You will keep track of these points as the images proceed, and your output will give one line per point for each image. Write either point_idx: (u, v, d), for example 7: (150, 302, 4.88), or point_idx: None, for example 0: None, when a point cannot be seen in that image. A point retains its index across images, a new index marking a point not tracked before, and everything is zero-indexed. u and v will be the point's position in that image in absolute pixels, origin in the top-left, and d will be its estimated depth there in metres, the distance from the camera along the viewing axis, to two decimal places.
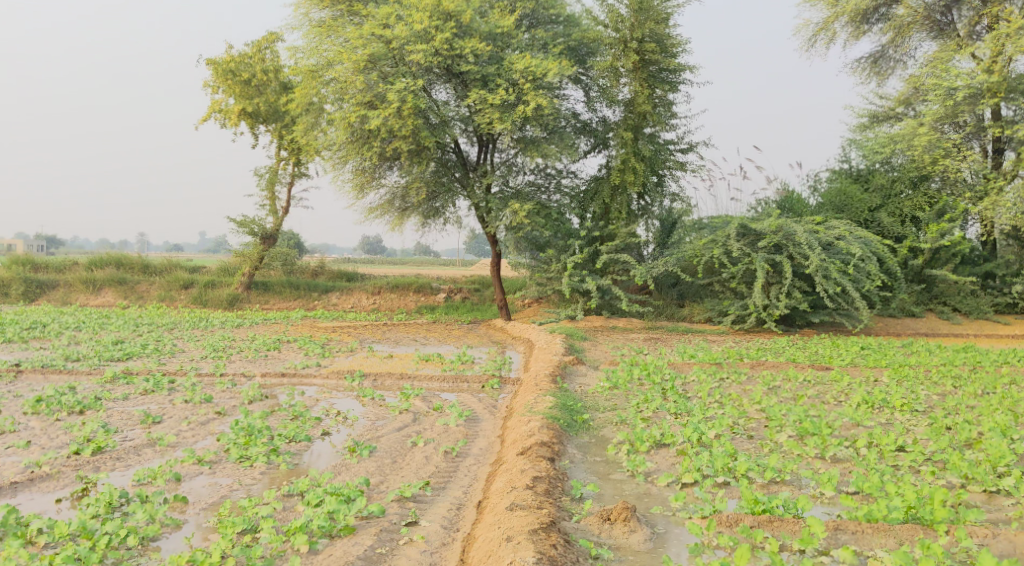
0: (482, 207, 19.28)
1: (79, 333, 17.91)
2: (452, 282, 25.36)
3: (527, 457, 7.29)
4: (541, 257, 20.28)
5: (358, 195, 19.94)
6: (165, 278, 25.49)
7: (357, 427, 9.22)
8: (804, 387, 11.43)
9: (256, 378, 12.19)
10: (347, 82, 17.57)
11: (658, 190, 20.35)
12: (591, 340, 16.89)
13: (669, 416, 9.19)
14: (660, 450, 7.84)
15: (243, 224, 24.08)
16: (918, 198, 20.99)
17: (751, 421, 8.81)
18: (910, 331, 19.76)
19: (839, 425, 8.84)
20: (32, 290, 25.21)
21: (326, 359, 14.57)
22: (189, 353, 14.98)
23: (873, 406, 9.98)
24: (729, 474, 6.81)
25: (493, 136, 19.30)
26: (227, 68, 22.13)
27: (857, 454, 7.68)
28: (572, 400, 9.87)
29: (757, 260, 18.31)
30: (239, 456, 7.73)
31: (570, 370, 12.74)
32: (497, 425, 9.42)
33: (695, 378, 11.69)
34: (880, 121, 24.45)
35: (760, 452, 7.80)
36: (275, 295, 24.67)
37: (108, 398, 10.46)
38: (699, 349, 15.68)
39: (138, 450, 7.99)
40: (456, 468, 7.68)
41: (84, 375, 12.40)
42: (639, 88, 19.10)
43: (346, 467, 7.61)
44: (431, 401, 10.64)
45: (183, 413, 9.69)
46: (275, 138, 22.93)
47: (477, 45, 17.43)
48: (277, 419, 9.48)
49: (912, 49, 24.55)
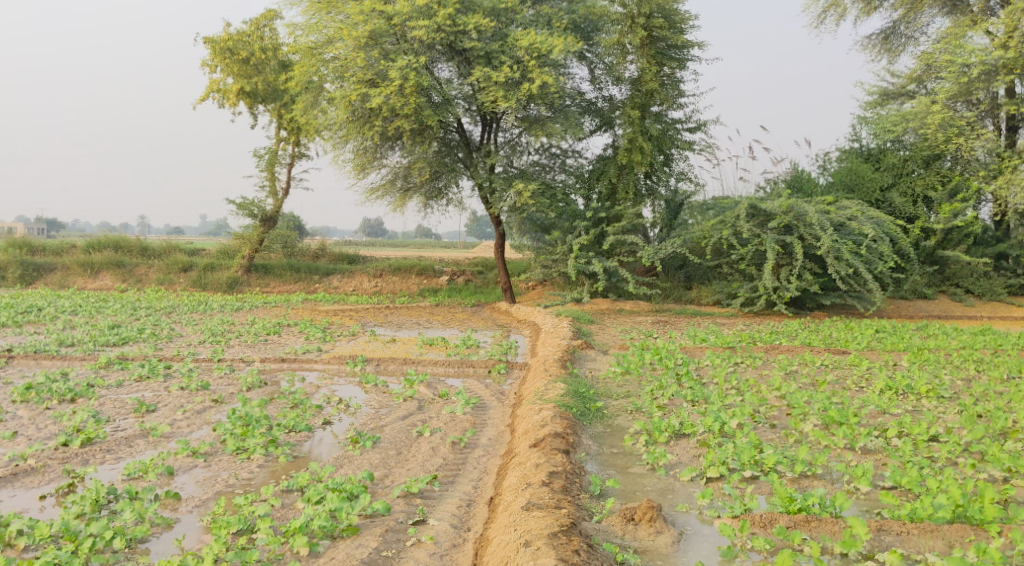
0: (485, 188, 18.81)
1: (75, 317, 17.50)
2: (454, 264, 24.96)
3: (540, 450, 6.88)
4: (547, 239, 19.83)
5: (358, 176, 19.47)
6: (163, 261, 25.05)
7: (360, 416, 8.84)
8: (823, 372, 11.04)
9: (256, 364, 11.81)
10: (347, 60, 17.05)
11: (665, 169, 19.83)
12: (598, 323, 16.47)
13: (687, 403, 8.78)
14: (680, 441, 7.45)
15: (242, 206, 23.64)
16: (930, 177, 20.54)
17: (773, 409, 8.41)
18: (922, 313, 19.28)
19: (865, 413, 8.46)
20: (29, 273, 24.74)
21: (327, 343, 14.16)
22: (186, 338, 14.58)
23: (897, 392, 9.61)
24: (757, 468, 6.44)
25: (497, 115, 18.77)
26: (225, 46, 21.56)
27: (889, 444, 7.32)
28: (583, 387, 9.47)
29: (767, 241, 17.85)
30: (235, 447, 7.33)
31: (579, 354, 12.33)
32: (506, 414, 9.03)
33: (709, 363, 11.28)
34: (891, 99, 23.94)
35: (786, 443, 7.42)
36: (276, 279, 24.26)
37: (101, 385, 10.06)
38: (710, 333, 15.27)
39: (130, 441, 7.60)
40: (465, 460, 7.29)
41: (77, 362, 12.00)
42: (646, 66, 18.52)
43: (349, 459, 7.21)
44: (437, 388, 10.23)
45: (179, 401, 9.29)
46: (274, 118, 22.44)
47: (480, 20, 16.87)
48: (276, 407, 9.09)
49: (925, 24, 23.93)
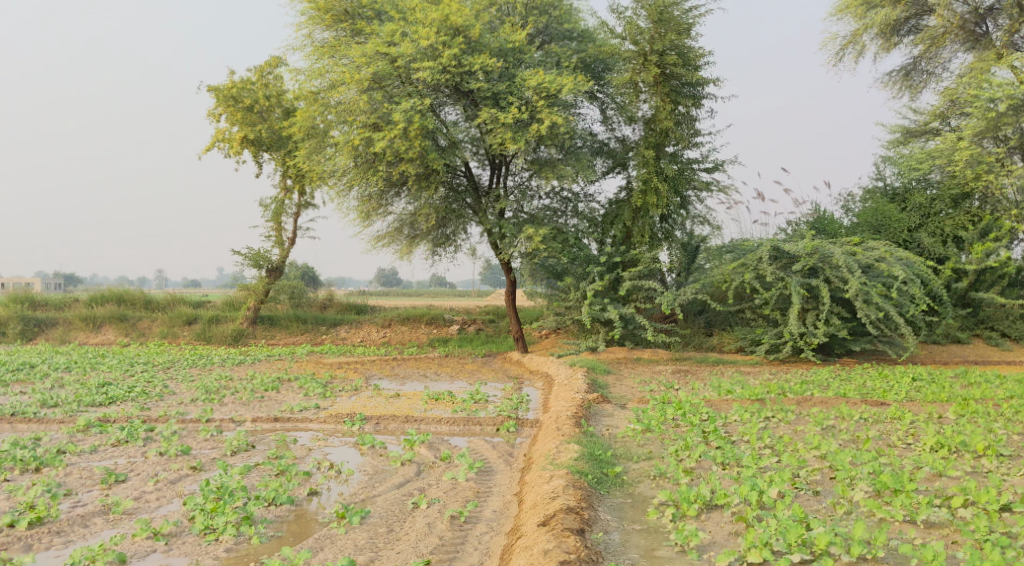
0: (495, 234, 18.03)
1: (67, 374, 16.70)
2: (466, 314, 24.26)
3: (550, 531, 6.06)
4: (559, 286, 18.86)
5: (364, 223, 18.81)
6: (166, 314, 24.36)
7: (352, 484, 7.90)
8: (863, 427, 10.00)
9: (246, 424, 10.91)
10: (352, 104, 16.46)
11: (683, 211, 18.96)
12: (615, 373, 15.52)
13: (716, 466, 7.81)
14: (713, 514, 6.48)
15: (248, 256, 23.05)
16: (960, 217, 19.48)
17: (815, 472, 7.43)
18: (958, 358, 18.15)
19: (920, 478, 7.51)
20: (30, 329, 24.04)
21: (327, 400, 13.25)
22: (178, 395, 13.71)
23: (950, 449, 8.60)
24: (806, 550, 5.60)
25: (506, 158, 18.09)
26: (228, 94, 21.20)
27: (956, 516, 6.38)
28: (600, 448, 8.50)
29: (792, 284, 16.86)
30: (203, 527, 6.51)
31: (595, 410, 11.32)
32: (514, 479, 8.09)
33: (738, 419, 10.27)
34: (914, 137, 23.37)
35: (836, 515, 6.49)
36: (282, 330, 23.51)
37: (73, 451, 9.23)
38: (735, 383, 14.28)
39: (86, 521, 6.77)
40: (465, 540, 6.47)
41: (56, 424, 11.15)
42: (661, 104, 17.84)
43: (331, 541, 6.40)
44: (439, 449, 9.28)
45: (154, 468, 8.42)
46: (279, 166, 21.85)
47: (487, 61, 16.24)
48: (259, 475, 8.17)
49: (946, 60, 23.36)
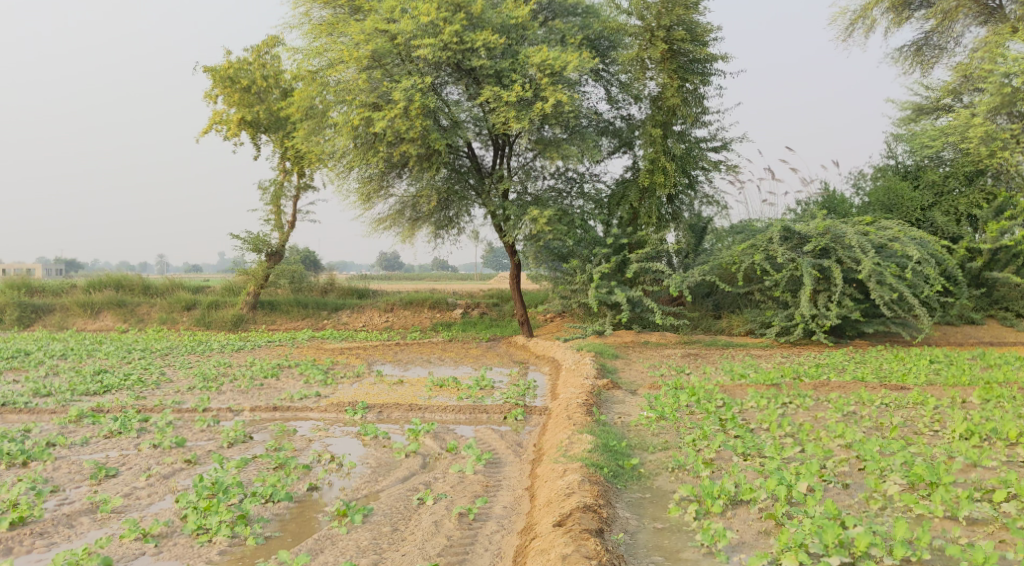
0: (499, 215, 17.53)
1: (62, 362, 16.31)
2: (469, 297, 23.84)
3: (567, 533, 5.68)
4: (565, 268, 18.38)
5: (365, 205, 18.33)
6: (165, 299, 23.94)
7: (354, 478, 7.50)
8: (886, 413, 9.54)
9: (245, 414, 10.50)
10: (351, 83, 15.96)
11: (691, 191, 18.47)
12: (624, 358, 15.10)
13: (738, 458, 7.38)
14: (739, 510, 6.08)
15: (248, 240, 22.62)
16: (974, 195, 18.96)
17: (844, 464, 6.97)
18: (973, 340, 17.69)
19: (956, 468, 7.09)
20: (27, 315, 23.62)
21: (328, 387, 12.85)
22: (176, 383, 13.29)
23: (981, 437, 8.16)
24: (845, 552, 5.23)
25: (509, 138, 17.57)
26: (225, 74, 20.66)
27: (1000, 511, 5.99)
28: (614, 439, 8.09)
29: (804, 265, 16.38)
30: (195, 527, 6.13)
31: (606, 396, 10.91)
32: (525, 472, 7.69)
33: (755, 405, 9.84)
34: (926, 114, 22.82)
35: (870, 511, 6.11)
36: (282, 315, 23.10)
37: (63, 444, 8.82)
38: (747, 366, 13.89)
39: (72, 521, 6.40)
40: (475, 539, 6.10)
41: (48, 415, 10.74)
42: (668, 81, 17.30)
43: (334, 541, 6.03)
44: (445, 440, 8.86)
45: (147, 462, 8.01)
46: (277, 148, 21.34)
47: (489, 37, 15.69)
48: (257, 468, 7.75)
49: (959, 34, 22.75)
